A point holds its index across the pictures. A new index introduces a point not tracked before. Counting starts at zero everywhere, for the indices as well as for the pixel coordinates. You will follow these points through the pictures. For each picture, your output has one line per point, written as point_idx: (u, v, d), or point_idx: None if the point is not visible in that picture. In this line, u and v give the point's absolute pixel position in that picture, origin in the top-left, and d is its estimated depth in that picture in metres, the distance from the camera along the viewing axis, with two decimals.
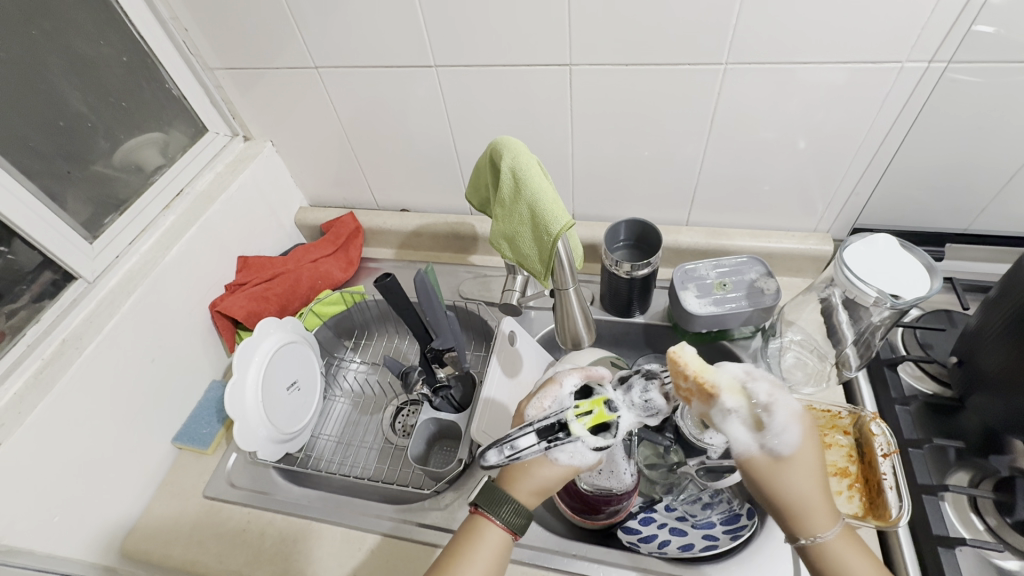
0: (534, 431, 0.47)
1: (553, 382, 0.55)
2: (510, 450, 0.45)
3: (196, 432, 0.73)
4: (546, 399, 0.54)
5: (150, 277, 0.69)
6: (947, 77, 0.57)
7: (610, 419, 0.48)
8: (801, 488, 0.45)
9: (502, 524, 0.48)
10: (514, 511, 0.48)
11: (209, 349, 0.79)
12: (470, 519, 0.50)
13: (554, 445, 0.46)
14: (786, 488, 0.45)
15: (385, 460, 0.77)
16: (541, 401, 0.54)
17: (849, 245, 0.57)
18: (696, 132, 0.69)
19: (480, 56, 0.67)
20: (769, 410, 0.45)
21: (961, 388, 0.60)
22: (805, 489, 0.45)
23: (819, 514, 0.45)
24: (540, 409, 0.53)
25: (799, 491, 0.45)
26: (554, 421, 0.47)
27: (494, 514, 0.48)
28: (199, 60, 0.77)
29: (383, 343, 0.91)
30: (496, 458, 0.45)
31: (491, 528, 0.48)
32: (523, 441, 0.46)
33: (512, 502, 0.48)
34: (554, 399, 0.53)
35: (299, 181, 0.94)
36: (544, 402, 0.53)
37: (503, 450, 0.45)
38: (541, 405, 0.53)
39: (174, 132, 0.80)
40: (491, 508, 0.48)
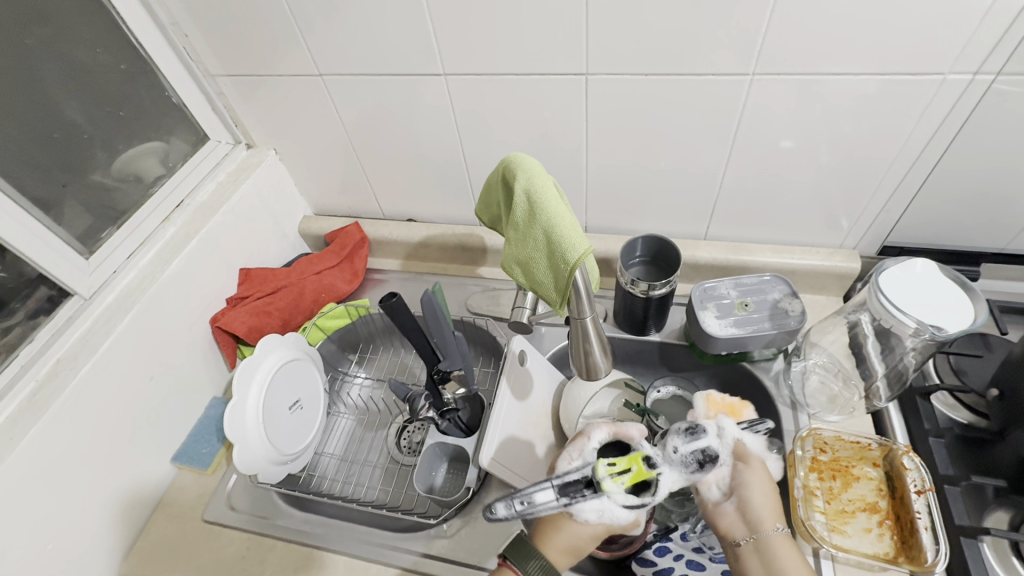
0: (552, 486, 0.46)
1: (581, 434, 0.55)
2: (521, 505, 0.45)
3: (196, 452, 0.71)
4: (574, 454, 0.53)
5: (147, 294, 0.67)
6: (993, 90, 0.53)
7: (649, 477, 0.47)
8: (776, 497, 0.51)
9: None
10: (541, 566, 0.46)
11: (210, 365, 0.77)
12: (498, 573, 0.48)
13: (572, 502, 0.46)
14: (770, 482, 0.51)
15: (391, 480, 0.74)
16: (570, 455, 0.54)
17: (886, 269, 0.53)
18: (718, 143, 0.65)
19: (491, 63, 0.63)
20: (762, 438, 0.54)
21: (1000, 421, 0.57)
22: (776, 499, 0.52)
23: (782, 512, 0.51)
24: (568, 462, 0.53)
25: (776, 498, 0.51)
26: (579, 478, 0.47)
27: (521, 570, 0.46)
28: (201, 67, 0.74)
29: (389, 358, 0.88)
30: (505, 511, 0.44)
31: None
32: (540, 496, 0.46)
33: (540, 557, 0.47)
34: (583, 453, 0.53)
35: (303, 189, 0.91)
36: (572, 455, 0.53)
37: (516, 503, 0.45)
38: (568, 459, 0.53)
39: (175, 140, 0.78)
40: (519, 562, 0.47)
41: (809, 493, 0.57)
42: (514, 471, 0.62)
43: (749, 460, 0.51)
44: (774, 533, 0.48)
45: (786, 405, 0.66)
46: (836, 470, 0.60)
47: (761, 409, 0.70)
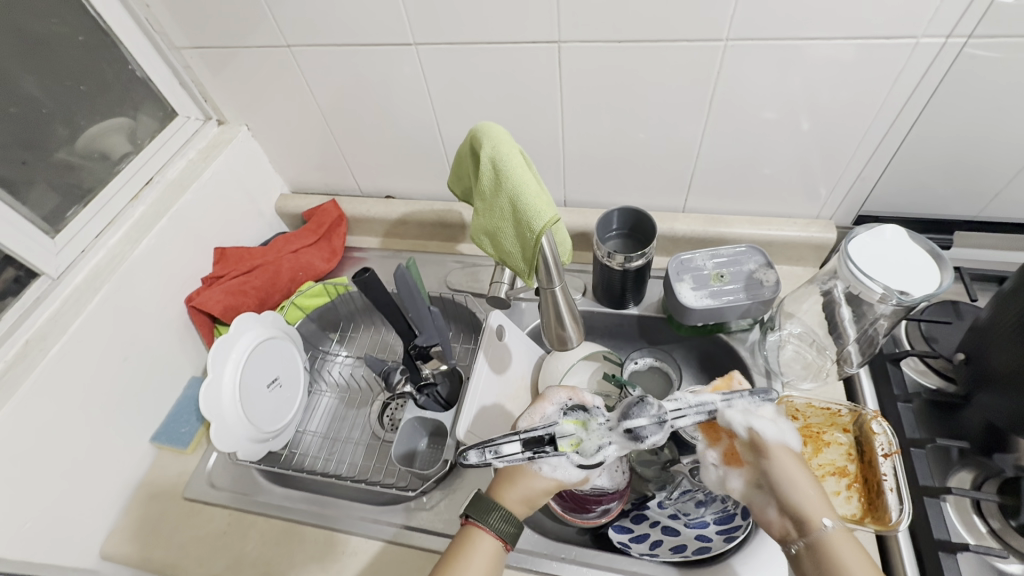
0: (519, 439, 0.47)
1: (541, 399, 0.55)
2: (492, 453, 0.45)
3: (175, 431, 0.71)
4: (538, 413, 0.53)
5: (117, 273, 0.66)
6: (966, 53, 0.53)
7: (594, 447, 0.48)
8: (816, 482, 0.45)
9: (494, 532, 0.47)
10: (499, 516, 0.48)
11: (188, 346, 0.76)
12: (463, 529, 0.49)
13: (540, 454, 0.46)
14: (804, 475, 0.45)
15: (373, 456, 0.75)
16: (532, 416, 0.54)
17: (856, 236, 0.53)
18: (694, 111, 0.64)
19: (463, 31, 0.62)
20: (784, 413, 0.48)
21: (966, 385, 0.58)
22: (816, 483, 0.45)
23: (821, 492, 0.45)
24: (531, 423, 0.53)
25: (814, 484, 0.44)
26: (542, 434, 0.47)
27: (485, 522, 0.47)
28: (165, 39, 0.71)
29: (369, 336, 0.88)
30: (478, 459, 0.45)
31: (482, 536, 0.47)
32: (508, 448, 0.46)
33: (500, 506, 0.48)
34: (544, 417, 0.53)
35: (278, 166, 0.90)
36: (533, 419, 0.53)
37: (487, 452, 0.45)
38: (530, 421, 0.53)
39: (142, 117, 0.75)
40: (480, 514, 0.48)
41: None
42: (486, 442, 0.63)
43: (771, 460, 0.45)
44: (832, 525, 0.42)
45: (761, 373, 0.68)
46: (809, 436, 0.61)
47: None
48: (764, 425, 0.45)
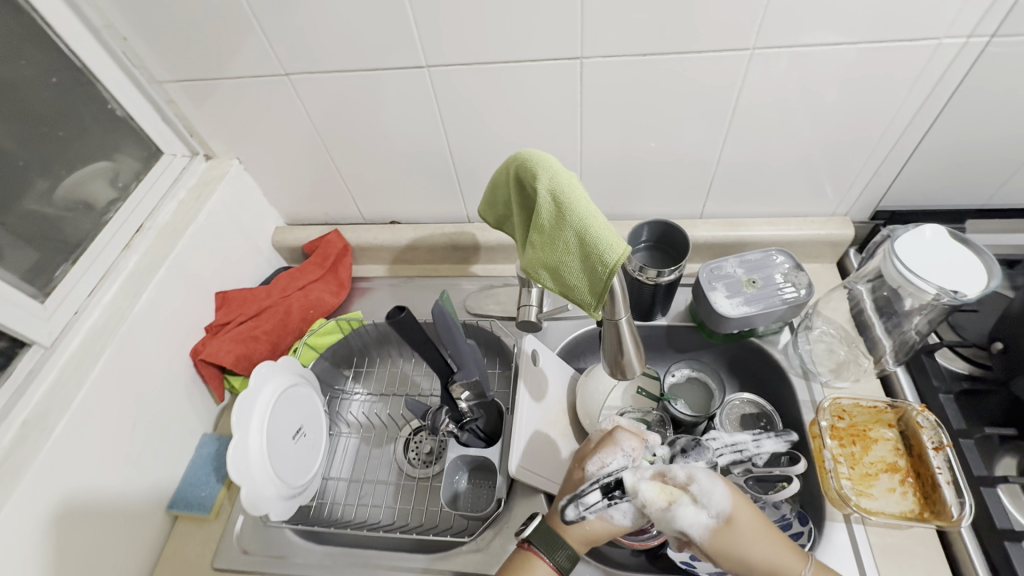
0: (599, 486, 0.47)
1: (613, 438, 0.52)
2: (581, 506, 0.47)
3: (194, 496, 0.65)
4: (609, 456, 0.51)
5: (118, 335, 0.60)
6: (986, 52, 0.54)
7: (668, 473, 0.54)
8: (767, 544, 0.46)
9: (552, 565, 0.47)
10: (567, 555, 0.47)
11: (196, 402, 0.70)
12: (520, 552, 0.49)
13: (613, 503, 0.47)
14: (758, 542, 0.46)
15: (408, 498, 0.71)
16: (603, 457, 0.51)
17: (898, 238, 0.54)
18: (715, 120, 0.64)
19: (478, 51, 0.59)
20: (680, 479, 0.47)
21: (1002, 373, 0.59)
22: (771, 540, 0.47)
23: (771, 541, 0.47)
24: (600, 466, 0.50)
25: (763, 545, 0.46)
26: (612, 479, 0.48)
27: (549, 558, 0.47)
28: (145, 73, 0.66)
29: (387, 369, 0.84)
30: (575, 513, 0.47)
31: (540, 567, 0.47)
32: (591, 495, 0.47)
33: (567, 546, 0.48)
34: (615, 461, 0.50)
35: (272, 198, 0.85)
36: (606, 459, 0.51)
37: (579, 505, 0.47)
38: (603, 462, 0.51)
39: (124, 159, 0.69)
40: (547, 550, 0.47)
41: (836, 462, 0.58)
42: (539, 474, 0.61)
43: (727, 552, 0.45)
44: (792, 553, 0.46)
45: (798, 374, 0.68)
46: (856, 435, 0.62)
47: (773, 382, 0.71)
48: (695, 517, 0.45)
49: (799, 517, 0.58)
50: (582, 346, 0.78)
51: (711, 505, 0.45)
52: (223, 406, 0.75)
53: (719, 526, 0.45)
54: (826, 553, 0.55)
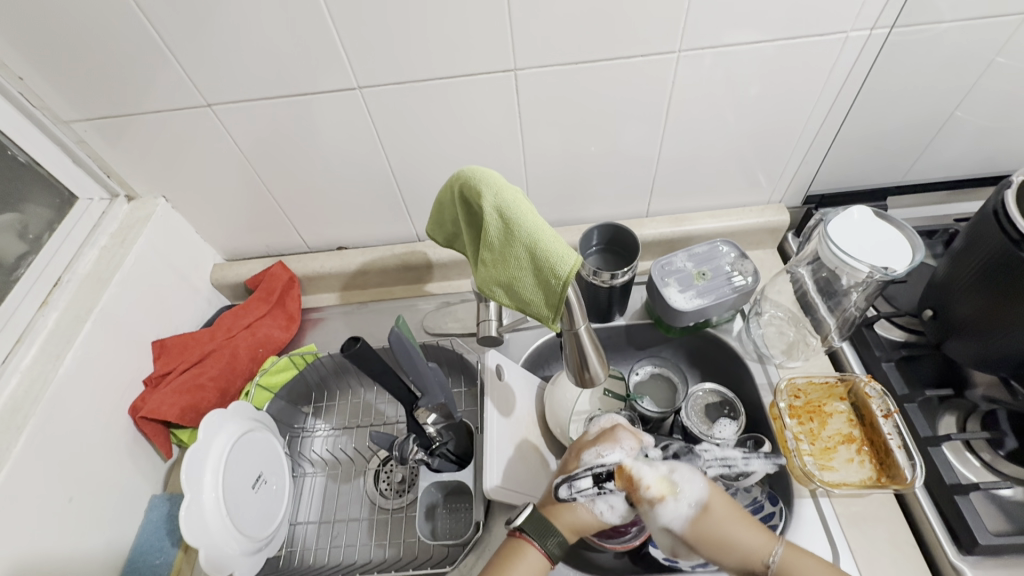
0: (591, 473, 0.49)
1: (610, 433, 0.52)
2: (574, 488, 0.48)
3: (147, 566, 0.60)
4: (608, 449, 0.51)
5: (42, 402, 0.55)
6: (888, 41, 0.58)
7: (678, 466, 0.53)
8: (740, 531, 0.47)
9: (544, 553, 0.47)
10: (558, 543, 0.48)
11: (141, 462, 0.65)
12: (510, 539, 0.49)
13: (603, 492, 0.48)
14: (727, 532, 0.47)
15: (384, 532, 0.69)
16: (601, 448, 0.51)
17: (831, 221, 0.57)
18: (651, 121, 0.65)
19: (410, 69, 0.58)
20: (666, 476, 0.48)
21: (936, 336, 0.63)
22: (741, 527, 0.48)
23: (752, 533, 0.47)
24: (598, 456, 0.51)
25: (739, 531, 0.47)
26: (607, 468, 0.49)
27: (539, 544, 0.47)
28: (49, 114, 0.61)
29: (348, 401, 0.81)
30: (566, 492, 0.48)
31: (529, 552, 0.47)
32: (583, 481, 0.48)
33: (558, 534, 0.48)
34: (609, 456, 0.50)
35: (206, 235, 0.80)
36: (604, 451, 0.51)
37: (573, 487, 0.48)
38: (599, 453, 0.51)
39: (33, 208, 0.63)
40: (539, 536, 0.48)
41: (797, 439, 0.59)
42: (517, 490, 0.59)
43: (693, 542, 0.47)
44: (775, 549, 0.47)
45: (753, 359, 0.70)
46: (812, 411, 0.65)
47: (732, 369, 0.73)
48: (675, 511, 0.47)
49: (768, 497, 0.59)
50: (545, 355, 0.78)
51: (687, 496, 0.47)
52: (172, 463, 0.69)
53: (693, 515, 0.47)
54: (798, 532, 0.57)
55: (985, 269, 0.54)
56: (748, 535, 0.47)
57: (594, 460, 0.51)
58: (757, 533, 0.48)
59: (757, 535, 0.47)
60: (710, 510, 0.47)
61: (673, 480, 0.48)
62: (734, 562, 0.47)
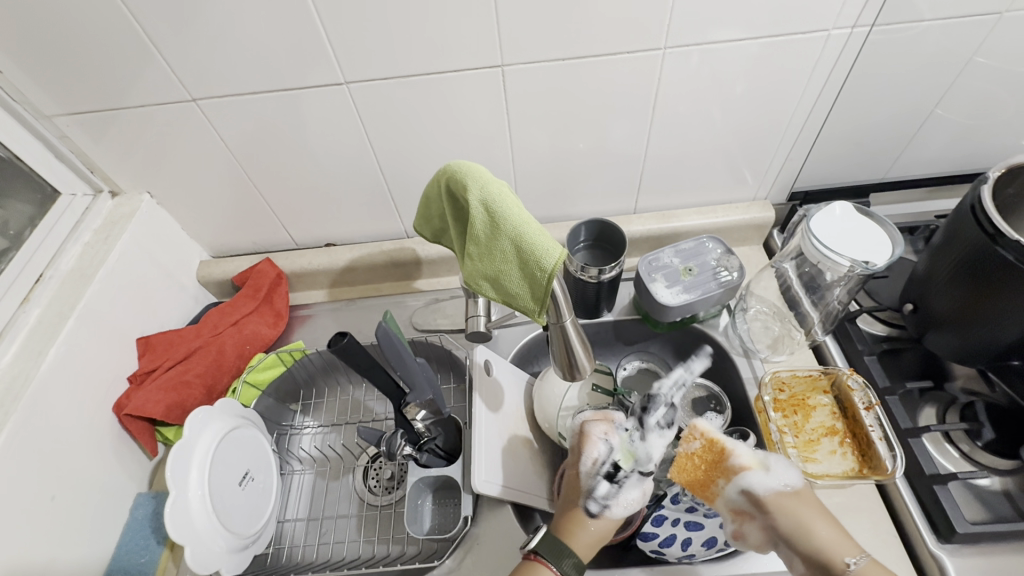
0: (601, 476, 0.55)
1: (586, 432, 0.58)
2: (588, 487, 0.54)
3: (132, 564, 0.59)
4: (594, 450, 0.56)
5: (23, 400, 0.54)
6: (869, 39, 0.59)
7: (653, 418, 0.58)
8: (822, 524, 0.49)
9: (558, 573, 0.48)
10: (576, 561, 0.49)
11: (125, 460, 0.64)
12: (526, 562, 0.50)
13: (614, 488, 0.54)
14: (805, 516, 0.50)
15: (372, 529, 0.69)
16: (590, 452, 0.56)
17: (813, 216, 0.58)
18: (637, 119, 0.66)
19: (396, 65, 0.58)
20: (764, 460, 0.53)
21: (917, 329, 0.64)
22: (826, 524, 0.49)
23: (837, 536, 0.48)
24: (591, 460, 0.56)
25: (820, 527, 0.49)
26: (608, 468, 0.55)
27: (556, 567, 0.48)
28: (31, 108, 0.60)
29: (337, 398, 0.80)
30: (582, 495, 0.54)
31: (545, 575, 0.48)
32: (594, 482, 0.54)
33: (574, 557, 0.49)
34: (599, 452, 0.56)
35: (193, 232, 0.79)
36: (593, 452, 0.56)
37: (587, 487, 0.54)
38: (591, 456, 0.56)
39: (14, 204, 0.63)
40: (554, 558, 0.49)
41: (782, 431, 0.60)
42: (504, 485, 0.59)
43: (774, 515, 0.50)
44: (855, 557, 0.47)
45: (739, 354, 0.71)
46: (796, 404, 0.65)
47: (718, 363, 0.74)
48: (765, 481, 0.51)
49: None
50: (534, 350, 0.78)
51: (780, 476, 0.52)
52: (157, 461, 0.69)
53: (787, 492, 0.51)
54: None
55: (961, 264, 0.55)
56: (830, 532, 0.49)
57: (591, 463, 0.56)
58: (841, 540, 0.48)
59: (841, 539, 0.48)
60: (801, 496, 0.51)
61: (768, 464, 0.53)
62: (810, 547, 0.48)
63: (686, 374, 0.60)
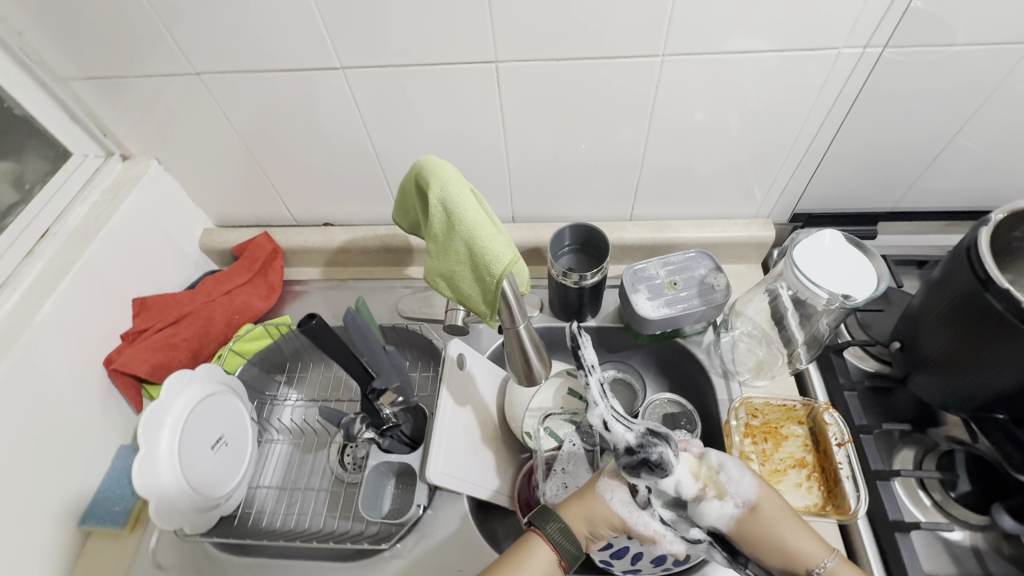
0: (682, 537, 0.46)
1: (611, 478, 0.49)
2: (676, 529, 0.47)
3: (107, 512, 0.63)
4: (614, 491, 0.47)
5: (16, 347, 0.58)
6: (883, 60, 0.56)
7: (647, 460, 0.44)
8: (794, 533, 0.44)
9: (548, 540, 0.45)
10: (561, 528, 0.45)
11: (112, 413, 0.68)
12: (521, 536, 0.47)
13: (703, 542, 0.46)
14: (778, 533, 0.44)
15: (338, 505, 0.71)
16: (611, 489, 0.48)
17: (799, 243, 0.56)
18: (634, 125, 0.65)
19: (392, 53, 0.58)
20: (722, 469, 0.47)
21: (904, 369, 0.62)
22: (799, 531, 0.44)
23: (805, 544, 0.44)
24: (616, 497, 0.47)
25: (787, 539, 0.44)
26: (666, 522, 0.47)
27: (543, 527, 0.45)
28: (48, 71, 0.63)
29: (320, 374, 0.82)
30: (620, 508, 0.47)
31: (540, 547, 0.45)
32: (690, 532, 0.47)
33: (561, 521, 0.46)
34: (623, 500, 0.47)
35: (198, 200, 0.82)
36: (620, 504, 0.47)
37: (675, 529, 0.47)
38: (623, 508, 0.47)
39: (29, 159, 0.67)
40: (541, 519, 0.46)
41: (744, 458, 0.59)
42: (460, 478, 0.60)
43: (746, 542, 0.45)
44: (826, 563, 0.43)
45: (719, 375, 0.70)
46: (767, 432, 0.64)
47: (697, 381, 0.73)
48: (719, 510, 0.45)
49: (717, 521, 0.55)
50: None
51: (735, 496, 0.45)
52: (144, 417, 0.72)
53: (748, 505, 0.45)
54: None
55: (951, 306, 0.53)
56: (804, 538, 0.44)
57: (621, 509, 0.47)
58: (810, 546, 0.44)
59: (811, 544, 0.44)
60: (760, 511, 0.45)
61: (723, 480, 0.46)
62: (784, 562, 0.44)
63: (609, 415, 0.47)
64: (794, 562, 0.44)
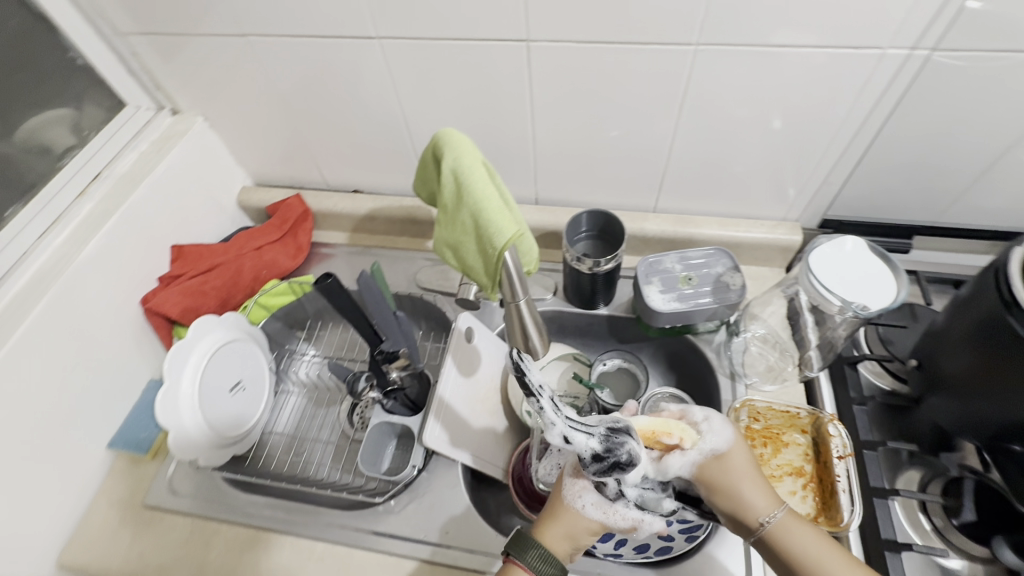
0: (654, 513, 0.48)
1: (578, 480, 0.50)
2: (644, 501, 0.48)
3: (134, 437, 0.69)
4: (585, 493, 0.49)
5: (63, 277, 0.63)
6: (930, 63, 0.53)
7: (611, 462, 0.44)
8: (750, 489, 0.48)
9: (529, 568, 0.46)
10: (542, 554, 0.46)
11: (145, 349, 0.73)
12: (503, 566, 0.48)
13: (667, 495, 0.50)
14: (738, 483, 0.48)
15: (342, 457, 0.74)
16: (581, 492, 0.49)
17: (817, 247, 0.55)
18: (663, 114, 0.64)
19: (425, 26, 0.59)
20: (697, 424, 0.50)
21: (918, 389, 0.60)
22: (755, 486, 0.48)
23: (761, 500, 0.48)
24: (588, 500, 0.48)
25: (743, 489, 0.48)
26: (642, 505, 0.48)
27: (522, 558, 0.46)
28: (109, 24, 0.68)
29: (338, 334, 0.85)
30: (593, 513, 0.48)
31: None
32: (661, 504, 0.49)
33: (539, 545, 0.47)
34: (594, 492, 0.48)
35: (239, 158, 0.86)
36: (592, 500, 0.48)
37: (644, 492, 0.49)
38: (595, 506, 0.48)
39: (87, 107, 0.73)
40: (517, 549, 0.47)
41: None
42: (455, 444, 0.62)
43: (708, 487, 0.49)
44: (774, 515, 0.47)
45: (725, 375, 0.69)
46: (767, 437, 0.63)
47: (704, 380, 0.72)
48: (682, 460, 0.49)
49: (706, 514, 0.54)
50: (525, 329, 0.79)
51: (705, 444, 0.49)
52: None
53: (717, 453, 0.49)
54: (713, 549, 0.57)
55: (973, 328, 0.51)
56: (760, 494, 0.48)
57: (593, 511, 0.48)
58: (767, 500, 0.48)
59: (767, 500, 0.48)
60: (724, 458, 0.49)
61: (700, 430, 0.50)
62: (734, 510, 0.48)
63: (568, 428, 0.43)
64: (744, 512, 0.48)
